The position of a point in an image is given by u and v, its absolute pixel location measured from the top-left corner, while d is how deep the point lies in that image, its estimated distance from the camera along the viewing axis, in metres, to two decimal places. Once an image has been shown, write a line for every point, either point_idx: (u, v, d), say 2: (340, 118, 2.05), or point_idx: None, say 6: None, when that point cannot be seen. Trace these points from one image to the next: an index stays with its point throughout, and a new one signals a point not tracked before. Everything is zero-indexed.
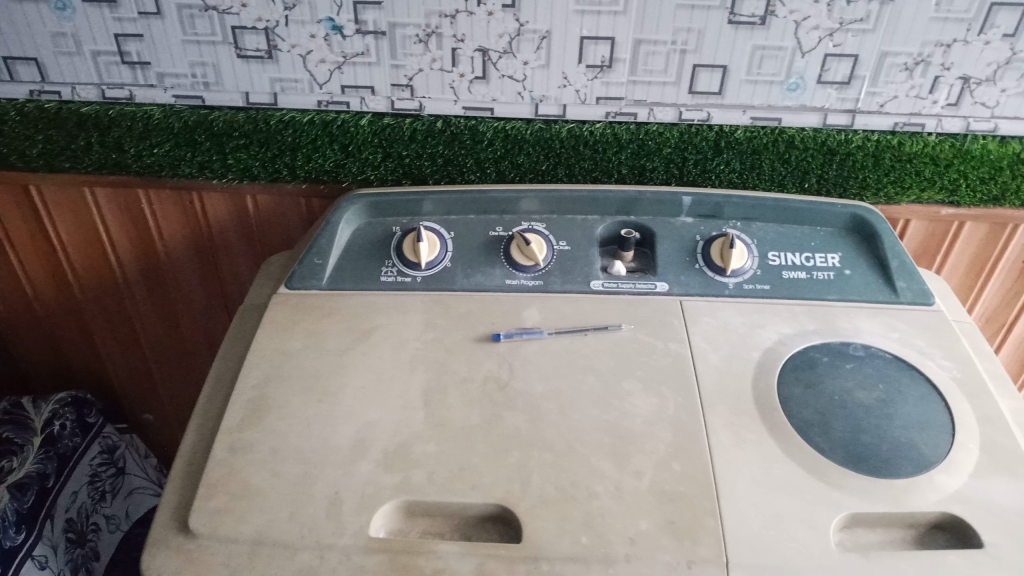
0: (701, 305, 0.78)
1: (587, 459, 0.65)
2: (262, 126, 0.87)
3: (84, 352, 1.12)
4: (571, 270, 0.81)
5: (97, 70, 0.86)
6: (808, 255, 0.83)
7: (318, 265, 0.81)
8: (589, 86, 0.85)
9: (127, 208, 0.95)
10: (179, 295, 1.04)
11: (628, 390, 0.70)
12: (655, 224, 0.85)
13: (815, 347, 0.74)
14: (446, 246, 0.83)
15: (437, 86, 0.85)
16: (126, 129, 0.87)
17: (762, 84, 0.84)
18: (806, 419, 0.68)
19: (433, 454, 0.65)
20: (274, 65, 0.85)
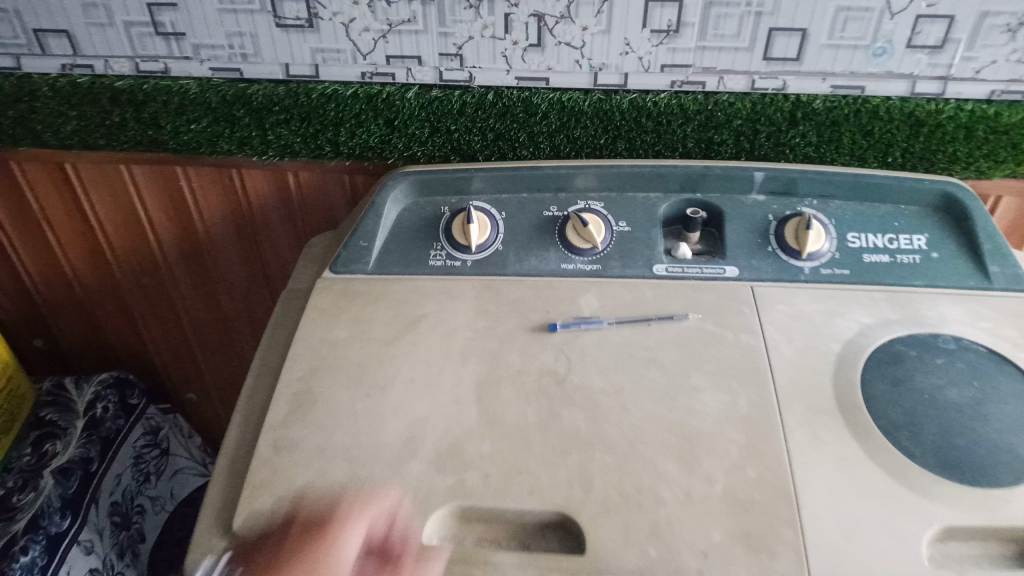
0: (773, 291, 0.72)
1: (653, 460, 0.60)
2: (303, 100, 0.79)
3: (126, 332, 1.08)
4: (632, 253, 0.75)
5: (131, 42, 0.79)
6: (892, 237, 0.75)
7: (364, 248, 0.76)
8: (654, 54, 0.75)
9: (165, 186, 0.89)
10: (220, 276, 0.99)
11: (696, 386, 0.65)
12: (724, 203, 0.77)
13: (900, 339, 0.68)
14: (497, 227, 0.77)
15: (488, 55, 0.77)
16: (161, 105, 0.80)
17: (844, 49, 0.73)
18: (892, 419, 0.63)
19: (487, 454, 0.61)
20: (315, 35, 0.77)
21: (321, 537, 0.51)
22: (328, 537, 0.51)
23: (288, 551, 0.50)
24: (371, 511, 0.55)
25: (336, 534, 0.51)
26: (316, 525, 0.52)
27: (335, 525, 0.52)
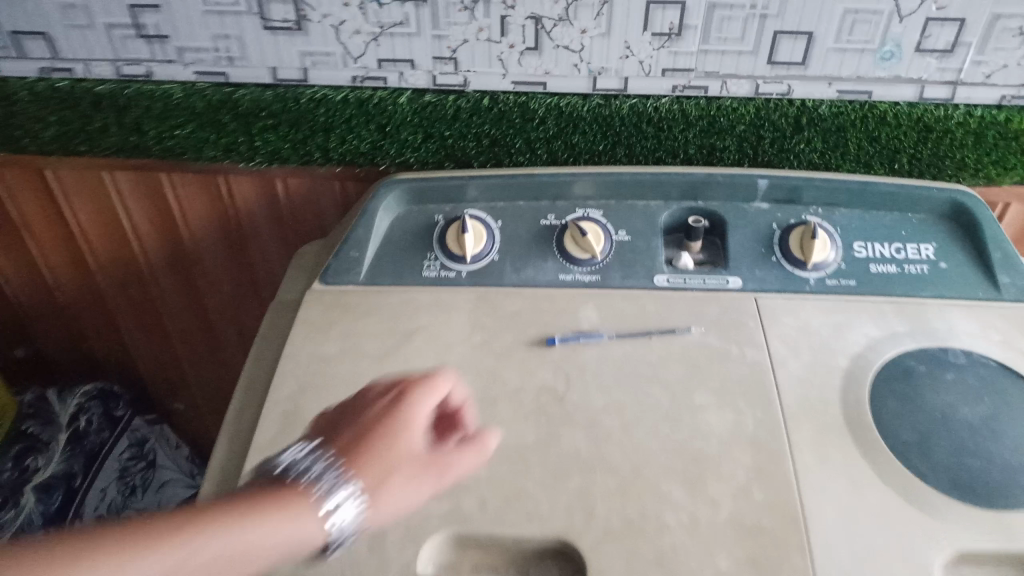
0: (779, 303, 0.70)
1: (657, 485, 0.58)
2: (291, 106, 0.76)
3: (111, 341, 1.06)
4: (632, 264, 0.73)
5: (112, 45, 0.76)
6: (899, 246, 0.73)
7: (355, 259, 0.74)
8: (655, 57, 0.72)
9: (149, 192, 0.86)
10: (207, 284, 0.96)
11: (700, 404, 0.63)
12: (726, 211, 0.75)
13: (909, 354, 0.66)
14: (493, 237, 0.74)
15: (484, 59, 0.74)
16: (145, 110, 0.78)
17: (851, 53, 0.70)
18: (902, 437, 0.61)
19: (485, 478, 0.59)
20: (303, 37, 0.74)
21: (394, 427, 0.52)
22: (398, 430, 0.52)
23: (363, 440, 0.51)
24: (436, 387, 0.55)
25: (406, 426, 0.52)
26: (387, 410, 0.53)
27: (405, 413, 0.52)
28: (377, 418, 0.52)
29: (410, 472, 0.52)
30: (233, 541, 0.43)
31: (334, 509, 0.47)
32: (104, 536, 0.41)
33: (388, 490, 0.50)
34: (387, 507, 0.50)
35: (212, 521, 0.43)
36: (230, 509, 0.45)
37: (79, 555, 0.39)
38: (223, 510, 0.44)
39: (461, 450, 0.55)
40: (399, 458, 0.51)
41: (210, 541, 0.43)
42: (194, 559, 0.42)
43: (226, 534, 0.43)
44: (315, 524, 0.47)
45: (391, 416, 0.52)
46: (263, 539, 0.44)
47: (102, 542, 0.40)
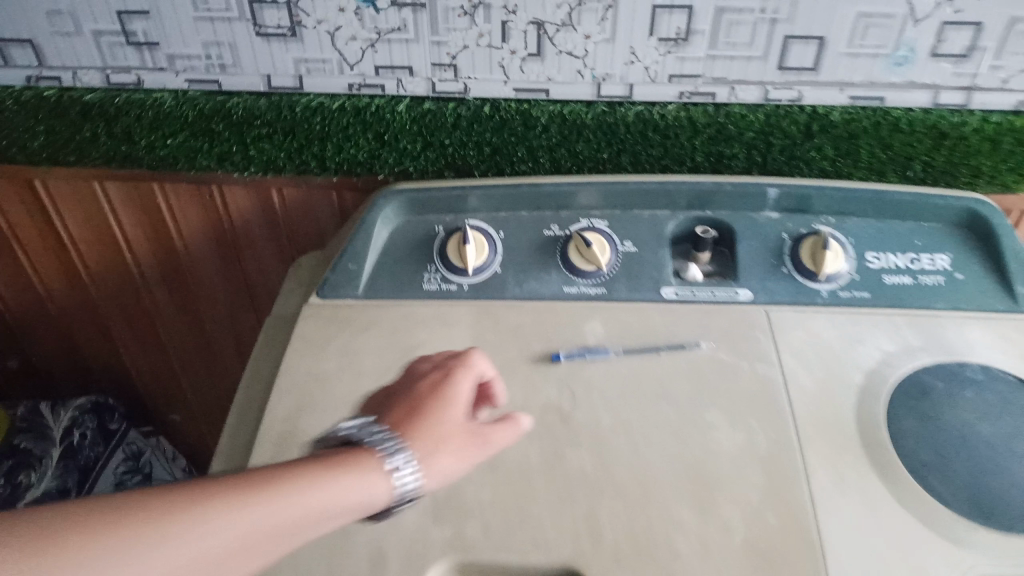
0: (790, 316, 0.68)
1: (668, 507, 0.56)
2: (286, 114, 0.74)
3: (104, 353, 1.04)
4: (638, 275, 0.71)
5: (101, 53, 0.74)
6: (913, 257, 0.71)
7: (352, 272, 0.72)
8: (661, 63, 0.70)
9: (141, 202, 0.84)
10: (201, 295, 0.94)
11: (711, 423, 0.61)
12: (735, 220, 0.73)
13: (925, 369, 0.64)
14: (496, 248, 0.72)
15: (484, 65, 0.72)
16: (135, 118, 0.75)
17: (864, 58, 0.68)
18: (921, 458, 0.59)
19: (488, 501, 0.57)
20: (298, 44, 0.72)
21: (441, 397, 0.51)
22: (446, 399, 0.51)
23: (413, 411, 0.50)
24: (478, 360, 0.55)
25: (455, 394, 0.51)
26: (434, 382, 0.52)
27: (451, 383, 0.52)
28: (424, 391, 0.51)
29: (460, 439, 0.50)
30: (298, 499, 0.41)
31: (393, 473, 0.45)
32: (171, 495, 0.39)
33: (440, 457, 0.48)
34: (440, 475, 0.48)
35: (276, 479, 0.41)
36: (292, 470, 0.43)
37: (148, 512, 0.37)
38: (286, 471, 0.42)
39: (513, 416, 0.54)
40: (449, 425, 0.50)
41: (275, 499, 0.41)
42: (261, 517, 0.40)
43: (290, 491, 0.41)
44: (376, 489, 0.44)
45: (439, 386, 0.51)
46: (326, 498, 0.42)
47: (169, 500, 0.38)
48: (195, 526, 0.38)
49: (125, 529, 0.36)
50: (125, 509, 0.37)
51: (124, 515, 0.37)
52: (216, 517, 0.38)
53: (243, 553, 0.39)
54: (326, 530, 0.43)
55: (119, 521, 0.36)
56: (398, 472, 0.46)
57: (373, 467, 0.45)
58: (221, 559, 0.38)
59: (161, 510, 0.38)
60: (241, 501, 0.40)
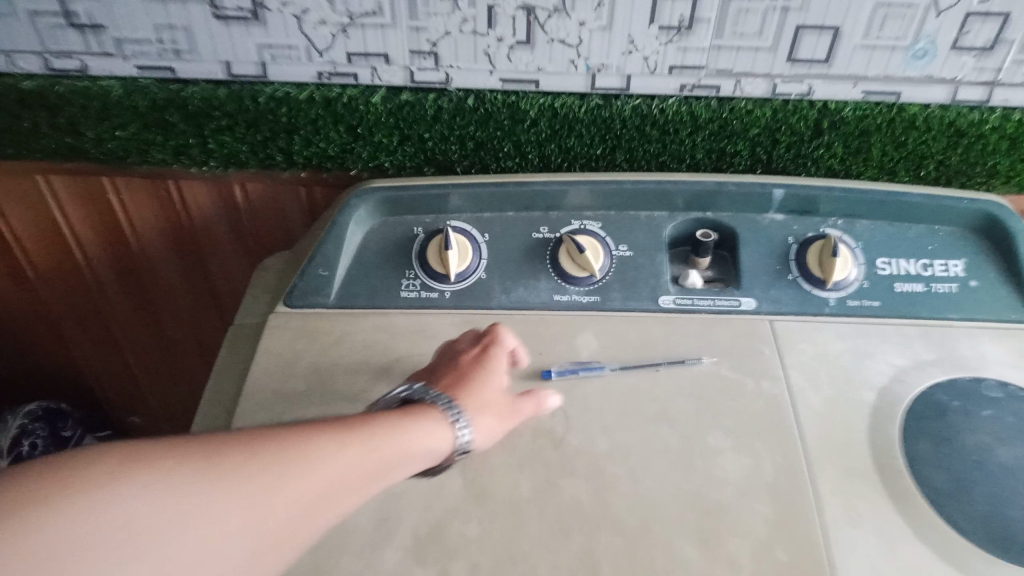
0: (796, 328, 0.63)
1: (670, 543, 0.52)
2: (248, 105, 0.68)
3: (56, 354, 0.97)
4: (634, 283, 0.66)
5: (39, 35, 0.66)
6: (926, 262, 0.66)
7: (324, 278, 0.66)
8: (662, 53, 0.65)
9: (90, 198, 0.77)
10: (160, 293, 0.88)
11: (715, 447, 0.56)
12: (737, 223, 0.68)
13: (940, 387, 0.60)
14: (480, 252, 0.67)
15: (468, 53, 0.65)
16: (80, 109, 0.69)
17: (880, 51, 0.63)
18: (939, 485, 0.55)
19: (474, 538, 0.52)
20: (260, 28, 0.65)
21: (487, 364, 0.56)
22: (491, 367, 0.56)
23: (462, 375, 0.55)
24: (509, 336, 0.58)
25: (495, 366, 0.56)
26: (477, 353, 0.57)
27: (493, 355, 0.56)
28: (470, 358, 0.56)
29: (502, 403, 0.55)
30: (388, 441, 0.45)
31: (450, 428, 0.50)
32: (283, 433, 0.41)
33: (484, 418, 0.53)
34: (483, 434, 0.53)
35: (365, 424, 0.45)
36: (375, 416, 0.46)
37: (272, 447, 0.40)
38: (370, 418, 0.46)
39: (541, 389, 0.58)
40: (493, 390, 0.55)
41: (369, 441, 0.44)
42: (361, 454, 0.43)
43: (378, 435, 0.45)
44: (439, 438, 0.49)
45: (484, 355, 0.56)
46: (407, 443, 0.47)
47: (283, 437, 0.41)
48: (313, 461, 0.41)
49: (256, 461, 0.39)
50: (250, 442, 0.40)
51: (250, 449, 0.39)
52: (327, 453, 0.42)
53: (348, 489, 0.42)
54: (403, 474, 0.47)
55: (249, 454, 0.39)
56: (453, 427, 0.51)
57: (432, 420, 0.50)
58: (333, 493, 0.41)
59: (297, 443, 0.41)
60: (343, 441, 0.43)
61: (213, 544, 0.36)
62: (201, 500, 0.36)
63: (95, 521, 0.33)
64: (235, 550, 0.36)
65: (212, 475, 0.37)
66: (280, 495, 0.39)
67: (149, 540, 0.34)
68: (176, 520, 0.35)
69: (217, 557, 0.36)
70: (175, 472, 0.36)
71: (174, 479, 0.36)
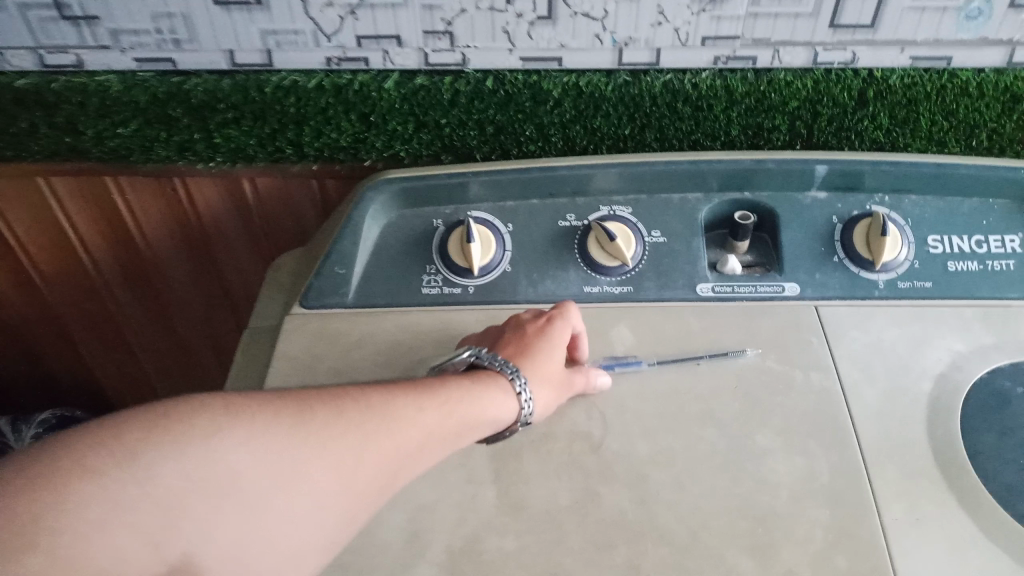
0: (844, 314, 0.59)
1: (721, 553, 0.49)
2: (254, 96, 0.65)
3: (68, 361, 0.94)
4: (669, 271, 0.62)
5: (31, 30, 0.63)
6: (980, 239, 0.62)
7: (340, 277, 0.63)
8: (694, 23, 0.61)
9: (95, 200, 0.74)
10: (172, 294, 0.85)
11: (764, 447, 0.53)
12: (777, 203, 0.64)
13: (1002, 373, 0.56)
14: (504, 244, 0.63)
15: (485, 31, 0.62)
16: (78, 106, 0.66)
17: (930, 12, 0.59)
18: (1006, 480, 0.52)
19: (512, 553, 0.49)
20: (264, 13, 0.61)
21: (552, 335, 0.54)
22: (553, 340, 0.54)
23: (526, 346, 0.53)
24: (575, 313, 0.56)
25: (557, 340, 0.54)
26: (541, 323, 0.55)
27: (557, 329, 0.54)
28: (533, 327, 0.54)
29: (562, 375, 0.53)
30: (464, 406, 0.46)
31: (514, 398, 0.50)
32: (368, 394, 0.42)
33: (545, 390, 0.52)
34: (542, 407, 0.52)
35: (444, 389, 0.46)
36: (453, 381, 0.47)
37: (359, 406, 0.41)
38: (449, 382, 0.47)
39: (590, 366, 0.56)
40: (556, 362, 0.53)
41: (443, 411, 0.45)
42: (440, 419, 0.44)
43: (451, 403, 0.46)
44: (508, 407, 0.49)
45: (548, 327, 0.54)
46: (481, 408, 0.47)
47: (369, 399, 0.42)
48: (396, 423, 0.42)
49: (343, 420, 0.40)
50: (337, 402, 0.41)
51: (339, 408, 0.41)
52: (407, 417, 0.43)
53: (425, 452, 0.44)
54: (476, 438, 0.48)
55: (337, 411, 0.40)
56: (517, 396, 0.50)
57: (497, 388, 0.49)
58: (411, 457, 0.43)
59: (374, 413, 0.42)
60: (424, 405, 0.44)
61: (300, 496, 0.38)
62: (295, 455, 0.38)
63: (202, 467, 0.35)
64: (318, 505, 0.39)
65: (304, 431, 0.39)
66: (365, 456, 0.40)
67: (245, 487, 0.36)
68: (270, 471, 0.37)
69: (302, 509, 0.38)
70: (262, 438, 0.37)
71: (272, 431, 0.38)
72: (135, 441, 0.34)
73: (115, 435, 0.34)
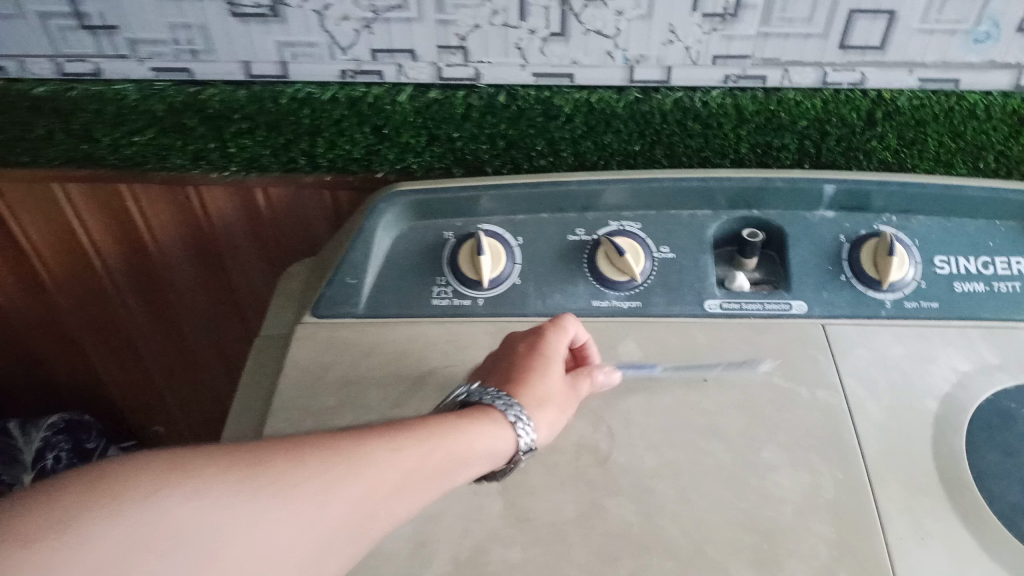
0: (851, 332, 0.60)
1: (725, 566, 0.49)
2: (269, 107, 0.65)
3: (76, 365, 0.95)
4: (677, 287, 0.62)
5: (51, 39, 0.64)
6: (986, 260, 0.62)
7: (351, 286, 0.63)
8: (704, 42, 0.62)
9: (108, 207, 0.75)
10: (180, 301, 0.86)
11: (769, 462, 0.53)
12: (785, 221, 0.64)
13: (1007, 393, 0.56)
14: (513, 257, 0.64)
15: (498, 47, 0.63)
16: (95, 114, 0.66)
17: (939, 34, 0.60)
18: (1011, 499, 0.52)
19: (517, 563, 0.49)
20: (280, 25, 0.62)
21: (540, 352, 0.54)
22: (545, 356, 0.53)
23: (515, 370, 0.53)
24: (569, 322, 0.56)
25: (549, 355, 0.53)
26: (532, 341, 0.54)
27: (549, 345, 0.54)
28: (519, 349, 0.54)
29: (562, 390, 0.53)
30: (441, 444, 0.45)
31: (508, 427, 0.49)
32: (334, 440, 0.41)
33: (548, 411, 0.51)
34: (550, 428, 0.51)
35: (420, 428, 0.45)
36: (429, 420, 0.46)
37: (326, 452, 0.40)
38: (426, 421, 0.46)
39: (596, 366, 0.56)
40: (552, 377, 0.53)
41: (417, 450, 0.43)
42: (414, 460, 0.43)
43: (426, 442, 0.44)
44: (500, 438, 0.48)
45: (539, 344, 0.54)
46: (462, 445, 0.46)
47: (333, 444, 0.41)
48: (364, 468, 0.40)
49: (302, 470, 0.38)
50: (301, 450, 0.39)
51: (298, 457, 0.39)
52: (377, 459, 0.41)
53: (400, 494, 0.42)
54: (460, 478, 0.46)
55: (299, 460, 0.39)
56: (512, 425, 0.49)
57: (487, 422, 0.48)
58: (382, 503, 0.41)
59: (344, 458, 0.40)
60: (395, 445, 0.42)
61: (261, 553, 0.36)
62: (249, 510, 0.36)
63: (150, 524, 0.33)
64: (286, 554, 0.37)
65: (260, 484, 0.37)
66: (330, 505, 0.38)
67: (201, 542, 0.34)
68: (224, 529, 0.35)
69: (262, 567, 0.36)
70: (220, 487, 0.36)
71: (223, 486, 0.36)
72: (74, 506, 0.32)
73: (50, 505, 0.32)
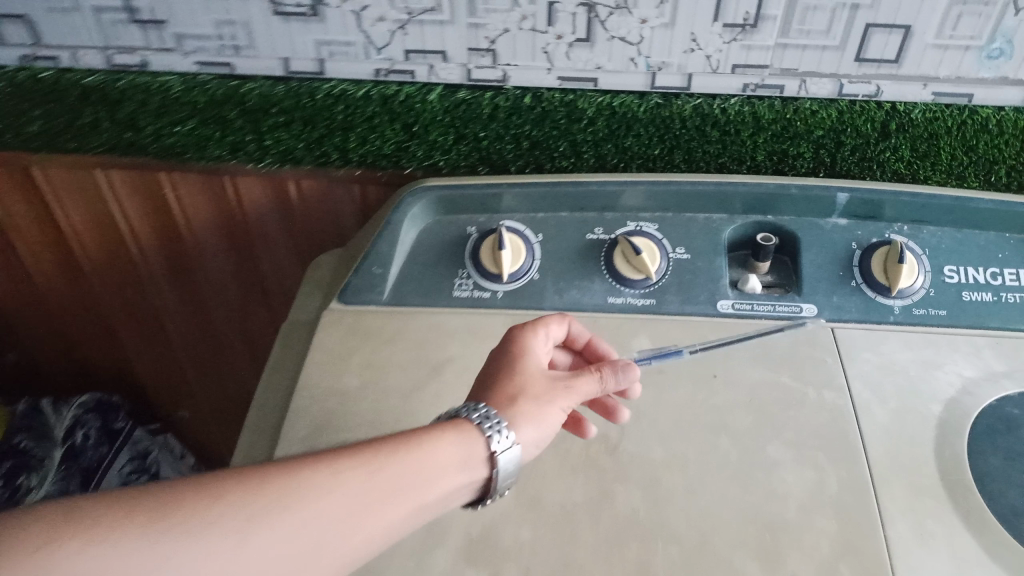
0: (860, 336, 0.61)
1: (728, 556, 0.51)
2: (305, 102, 0.68)
3: (108, 347, 0.99)
4: (691, 287, 0.64)
5: (102, 32, 0.67)
6: (995, 271, 0.64)
7: (377, 275, 0.66)
8: (724, 52, 0.64)
9: (147, 194, 0.78)
10: (211, 287, 0.89)
11: (775, 458, 0.55)
12: (798, 226, 0.67)
13: (1012, 401, 0.58)
14: (533, 253, 0.66)
15: (526, 50, 0.65)
16: (140, 104, 0.70)
17: (953, 50, 0.62)
18: (1010, 502, 0.53)
19: (527, 542, 0.51)
20: (319, 24, 0.65)
21: (507, 356, 0.51)
22: (516, 355, 0.51)
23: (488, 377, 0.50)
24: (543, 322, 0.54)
25: (519, 352, 0.51)
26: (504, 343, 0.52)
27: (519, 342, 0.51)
28: (491, 360, 0.51)
29: (545, 385, 0.49)
30: (398, 467, 0.42)
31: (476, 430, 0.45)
32: (273, 466, 0.39)
33: (525, 405, 0.48)
34: (532, 422, 0.47)
35: (376, 450, 0.42)
36: (388, 441, 0.43)
37: (261, 484, 0.38)
38: (386, 442, 0.43)
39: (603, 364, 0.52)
40: (522, 375, 0.49)
41: (367, 474, 0.41)
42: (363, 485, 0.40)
43: (379, 466, 0.41)
44: (468, 452, 0.45)
45: (508, 344, 0.51)
46: (425, 467, 0.43)
47: (267, 474, 0.39)
48: (300, 497, 0.38)
49: (232, 502, 0.37)
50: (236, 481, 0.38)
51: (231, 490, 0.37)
52: (317, 487, 0.39)
53: (349, 522, 0.39)
54: (428, 501, 0.43)
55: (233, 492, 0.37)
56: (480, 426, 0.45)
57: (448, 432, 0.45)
58: (322, 534, 0.38)
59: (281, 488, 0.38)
60: (338, 469, 0.40)
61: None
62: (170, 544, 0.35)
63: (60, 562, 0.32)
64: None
65: (179, 519, 0.35)
66: (255, 540, 0.37)
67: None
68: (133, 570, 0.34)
69: None
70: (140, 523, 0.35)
71: (137, 525, 0.35)
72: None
73: None
